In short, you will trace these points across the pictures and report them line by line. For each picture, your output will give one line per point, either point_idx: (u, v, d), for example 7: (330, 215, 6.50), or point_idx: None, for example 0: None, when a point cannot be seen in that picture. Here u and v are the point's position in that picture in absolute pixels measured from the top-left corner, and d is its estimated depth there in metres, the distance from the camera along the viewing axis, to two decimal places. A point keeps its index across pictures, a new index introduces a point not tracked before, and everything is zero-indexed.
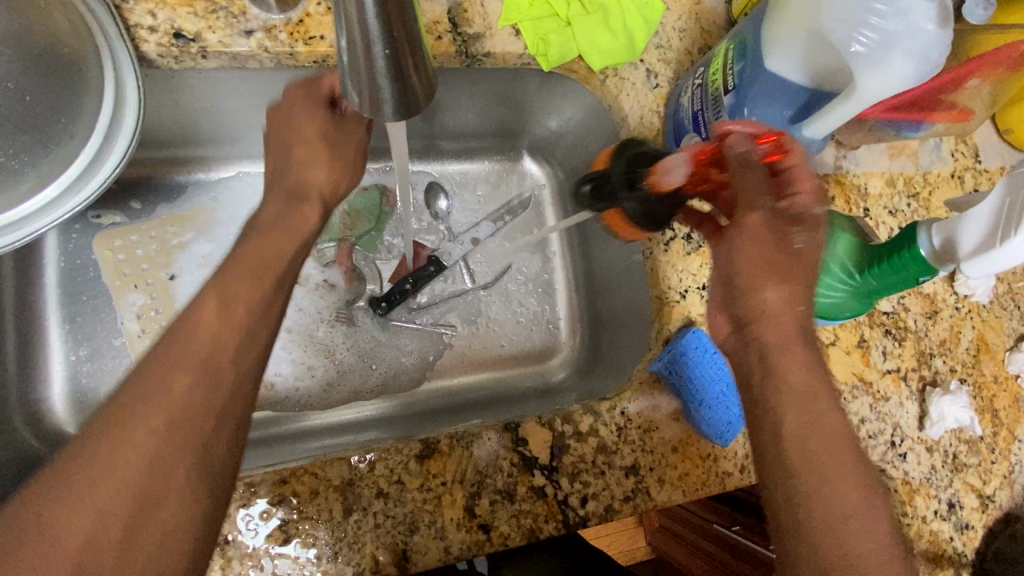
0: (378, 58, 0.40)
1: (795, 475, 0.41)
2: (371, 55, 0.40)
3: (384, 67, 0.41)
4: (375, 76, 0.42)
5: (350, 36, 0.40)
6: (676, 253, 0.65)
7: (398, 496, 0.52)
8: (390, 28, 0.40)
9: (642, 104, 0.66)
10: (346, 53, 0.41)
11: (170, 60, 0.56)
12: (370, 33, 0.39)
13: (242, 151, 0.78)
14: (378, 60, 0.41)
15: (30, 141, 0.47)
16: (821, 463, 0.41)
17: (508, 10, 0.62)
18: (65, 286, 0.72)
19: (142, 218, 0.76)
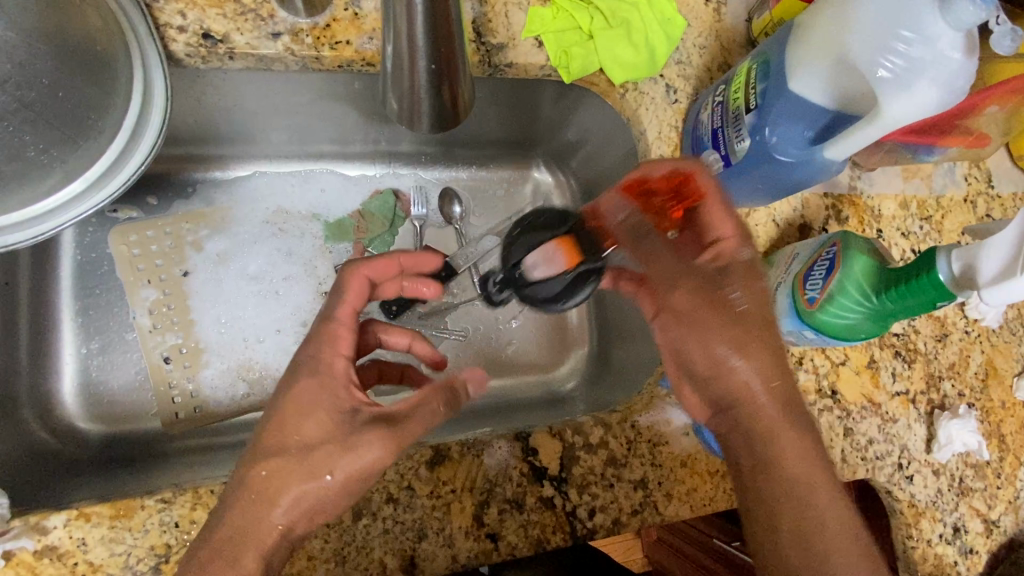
0: (422, 71, 0.48)
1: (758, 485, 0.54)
2: (415, 67, 0.48)
3: (426, 79, 0.49)
4: (418, 88, 0.50)
5: (397, 45, 0.47)
6: None
7: (406, 503, 0.52)
8: (432, 47, 0.47)
9: (661, 118, 0.66)
10: (394, 60, 0.48)
11: (197, 60, 0.56)
12: (417, 49, 0.46)
13: (260, 151, 0.79)
14: (421, 72, 0.48)
15: (61, 137, 0.46)
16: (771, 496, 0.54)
17: (532, 22, 0.63)
18: (79, 280, 0.73)
19: (158, 215, 0.76)
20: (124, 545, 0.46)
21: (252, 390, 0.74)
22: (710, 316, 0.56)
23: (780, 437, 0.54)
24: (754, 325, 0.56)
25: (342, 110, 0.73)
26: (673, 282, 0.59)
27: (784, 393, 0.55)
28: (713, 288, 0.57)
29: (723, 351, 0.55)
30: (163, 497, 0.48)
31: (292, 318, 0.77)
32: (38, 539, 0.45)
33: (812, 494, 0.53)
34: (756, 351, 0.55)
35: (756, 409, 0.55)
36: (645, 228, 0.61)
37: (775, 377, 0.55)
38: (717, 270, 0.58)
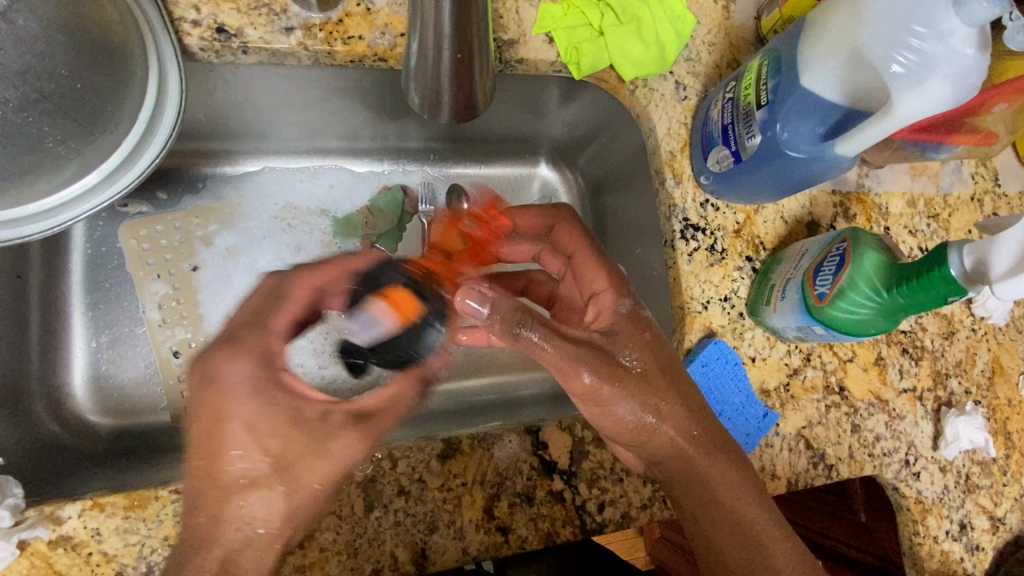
0: (447, 62, 0.48)
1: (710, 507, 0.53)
2: (440, 59, 0.48)
3: (450, 70, 0.49)
4: (440, 78, 0.50)
5: (423, 38, 0.47)
6: (700, 263, 0.65)
7: (418, 496, 0.52)
8: (453, 41, 0.47)
9: (670, 115, 0.66)
10: (418, 55, 0.49)
11: (211, 55, 0.56)
12: (443, 40, 0.47)
13: (269, 147, 0.79)
14: (446, 62, 0.49)
15: (78, 129, 0.46)
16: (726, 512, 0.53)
17: (543, 18, 0.63)
18: (89, 274, 0.73)
19: (168, 209, 0.76)
20: (138, 535, 0.47)
21: None
22: (619, 393, 0.51)
23: (713, 476, 0.53)
24: (657, 386, 0.52)
25: (352, 106, 0.74)
26: (576, 370, 0.50)
27: (709, 440, 0.53)
28: (607, 360, 0.51)
29: (637, 415, 0.51)
30: (176, 487, 0.48)
31: None
32: (53, 529, 0.46)
33: (743, 518, 0.53)
34: (668, 402, 0.53)
35: (688, 461, 0.53)
36: (521, 319, 0.49)
37: (693, 426, 0.53)
38: (603, 331, 0.54)
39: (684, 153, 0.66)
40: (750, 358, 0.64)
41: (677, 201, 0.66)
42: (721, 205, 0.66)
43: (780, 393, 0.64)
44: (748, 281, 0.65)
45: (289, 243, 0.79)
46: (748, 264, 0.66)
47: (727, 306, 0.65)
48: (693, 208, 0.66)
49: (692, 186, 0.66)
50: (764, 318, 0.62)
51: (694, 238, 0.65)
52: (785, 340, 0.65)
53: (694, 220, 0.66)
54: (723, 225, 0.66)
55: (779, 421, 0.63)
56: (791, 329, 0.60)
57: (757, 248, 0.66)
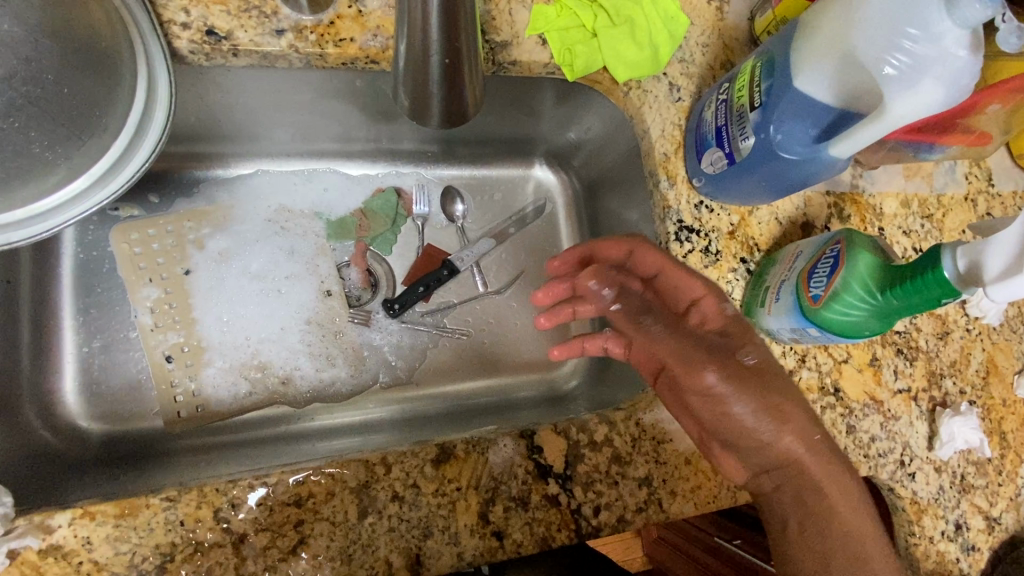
0: (434, 66, 0.48)
1: (802, 502, 0.53)
2: (428, 63, 0.48)
3: (432, 77, 0.49)
4: (434, 82, 0.50)
5: (411, 44, 0.47)
6: (695, 265, 0.65)
7: (412, 501, 0.52)
8: (448, 42, 0.47)
9: (664, 117, 0.66)
10: (406, 58, 0.49)
11: (201, 57, 0.56)
12: (430, 44, 0.47)
13: (262, 149, 0.78)
14: (434, 68, 0.48)
15: (64, 133, 0.45)
16: (821, 506, 0.53)
17: (536, 19, 0.63)
18: (80, 279, 0.72)
19: (160, 213, 0.76)
20: (130, 543, 0.46)
21: (255, 388, 0.75)
22: (733, 390, 0.54)
23: (830, 490, 0.53)
24: (758, 387, 0.55)
25: (343, 108, 0.73)
26: (697, 364, 0.55)
27: (827, 448, 0.54)
28: (728, 357, 0.56)
29: (746, 415, 0.53)
30: (167, 495, 0.47)
31: (296, 317, 0.78)
32: (43, 538, 0.45)
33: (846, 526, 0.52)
34: (793, 413, 0.54)
35: (802, 468, 0.53)
36: None
37: (814, 433, 0.54)
38: (716, 334, 0.58)
39: (678, 155, 0.66)
40: None
41: (671, 203, 0.66)
42: (716, 207, 0.66)
43: None
44: (743, 282, 0.65)
45: (282, 246, 0.79)
46: (742, 265, 0.66)
47: None
48: (688, 209, 0.66)
49: (687, 188, 0.66)
50: (758, 320, 0.62)
51: (689, 240, 0.65)
52: (779, 341, 0.65)
53: (688, 221, 0.66)
54: (718, 226, 0.66)
55: None
56: (786, 330, 0.60)
57: (751, 249, 0.66)
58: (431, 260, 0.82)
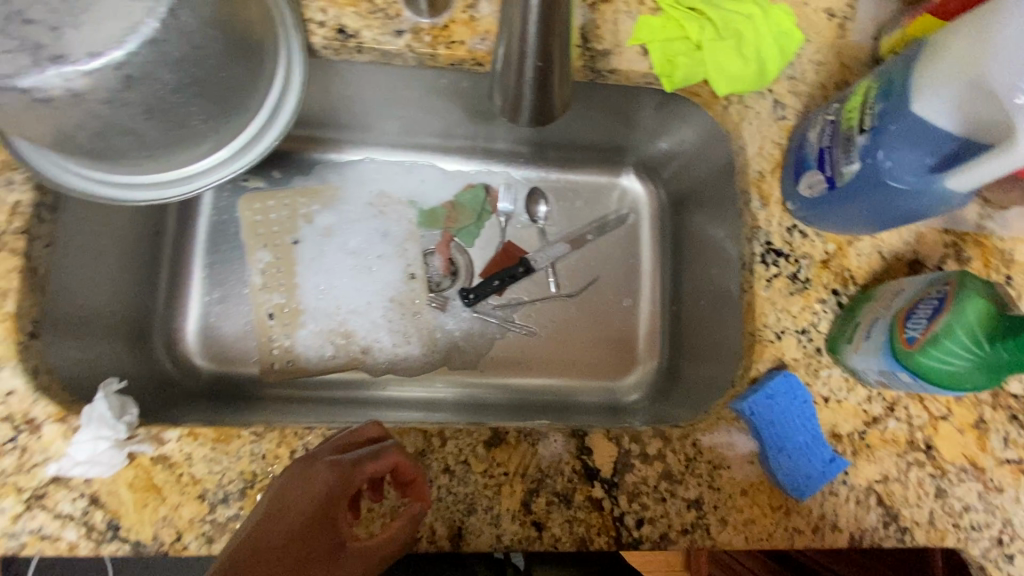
0: (529, 69, 0.51)
1: None
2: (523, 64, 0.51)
3: (530, 76, 0.52)
4: (525, 83, 0.53)
5: (508, 43, 0.50)
6: (778, 290, 0.62)
7: (460, 477, 0.55)
8: (544, 45, 0.49)
9: (763, 134, 0.64)
10: (508, 59, 0.52)
11: (331, 52, 0.63)
12: (528, 48, 0.50)
13: (372, 139, 0.86)
14: (529, 70, 0.51)
15: (215, 110, 0.51)
16: None
17: (640, 30, 0.64)
18: (211, 237, 0.83)
19: (280, 187, 0.86)
20: (220, 466, 0.53)
21: (338, 352, 0.82)
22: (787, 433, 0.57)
23: None
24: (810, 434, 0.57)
25: (447, 106, 0.79)
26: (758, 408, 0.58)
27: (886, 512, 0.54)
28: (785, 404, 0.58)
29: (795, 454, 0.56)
30: (255, 430, 0.54)
31: (381, 294, 0.84)
32: (156, 447, 0.53)
33: None
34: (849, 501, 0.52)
35: None
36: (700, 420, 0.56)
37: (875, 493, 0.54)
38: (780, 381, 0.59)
39: (775, 175, 0.64)
40: (824, 398, 0.60)
41: (761, 223, 0.63)
42: (810, 232, 0.63)
43: (853, 440, 0.59)
44: (831, 316, 0.61)
45: (377, 230, 0.86)
46: (833, 297, 0.62)
47: (804, 339, 0.61)
48: (778, 232, 0.63)
49: (780, 210, 0.63)
50: (843, 357, 0.58)
51: (775, 263, 0.62)
52: (866, 384, 0.60)
53: (777, 244, 0.63)
54: (810, 253, 0.63)
55: (848, 469, 0.58)
56: (873, 372, 0.55)
57: (845, 282, 0.62)
58: (509, 256, 0.85)
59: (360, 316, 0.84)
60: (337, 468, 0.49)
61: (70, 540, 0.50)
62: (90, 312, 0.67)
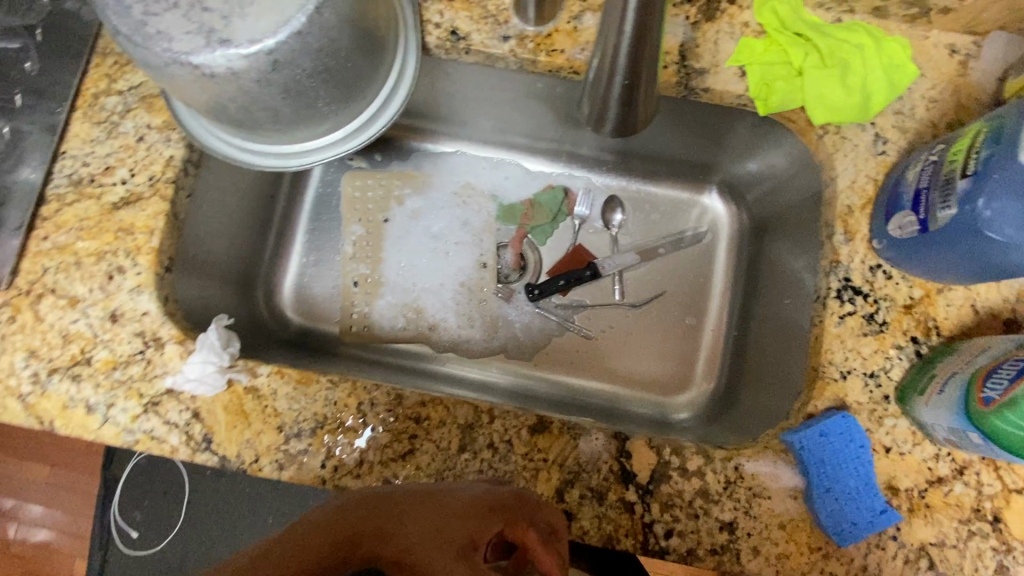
0: (617, 86, 0.56)
1: None
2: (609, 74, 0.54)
3: (619, 92, 0.56)
4: (612, 100, 0.58)
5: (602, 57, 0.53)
6: (851, 329, 0.60)
7: (502, 456, 0.59)
8: (632, 66, 0.53)
9: (858, 167, 0.62)
10: (596, 71, 0.56)
11: (442, 51, 0.69)
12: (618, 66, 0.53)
13: (467, 133, 0.92)
14: (618, 87, 0.56)
15: (339, 95, 0.58)
16: None
17: (741, 51, 0.64)
18: (314, 206, 0.92)
19: (379, 169, 0.94)
20: (299, 405, 0.60)
21: (408, 326, 0.89)
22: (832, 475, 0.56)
23: None
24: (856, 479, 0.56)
25: (541, 109, 0.83)
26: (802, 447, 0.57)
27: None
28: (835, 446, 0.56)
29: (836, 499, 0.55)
30: (331, 379, 0.61)
31: (454, 278, 0.90)
32: (249, 379, 0.61)
33: None
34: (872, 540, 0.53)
35: None
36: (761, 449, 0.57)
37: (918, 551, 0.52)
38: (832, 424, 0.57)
39: (865, 211, 0.62)
40: (884, 447, 0.57)
41: (842, 258, 0.61)
42: (896, 274, 0.60)
43: (911, 496, 0.56)
44: (905, 364, 0.59)
45: (460, 219, 0.92)
46: (911, 345, 0.59)
47: (872, 383, 0.59)
48: (859, 269, 0.61)
49: (865, 246, 0.61)
50: (912, 409, 0.56)
51: (852, 301, 0.60)
52: (934, 441, 0.57)
53: (857, 282, 0.61)
54: (892, 296, 0.60)
55: (900, 525, 0.56)
56: (942, 428, 0.53)
57: (928, 331, 0.59)
58: (578, 259, 0.89)
59: (434, 295, 0.90)
60: (491, 491, 0.48)
61: (173, 444, 0.59)
62: (218, 258, 0.78)
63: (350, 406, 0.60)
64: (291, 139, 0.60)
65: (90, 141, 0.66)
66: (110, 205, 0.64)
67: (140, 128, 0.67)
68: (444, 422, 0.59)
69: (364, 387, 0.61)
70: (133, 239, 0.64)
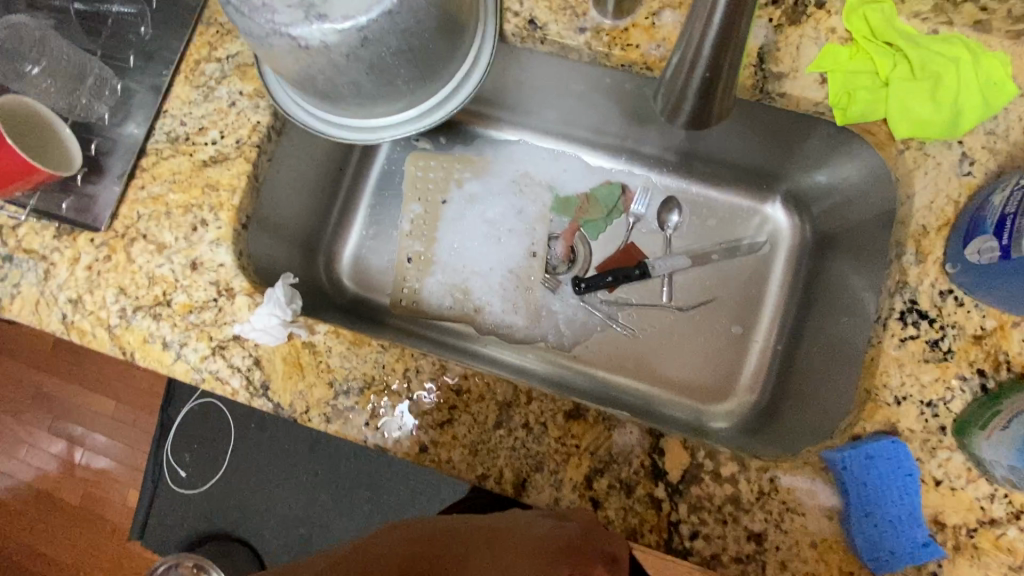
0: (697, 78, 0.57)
1: None
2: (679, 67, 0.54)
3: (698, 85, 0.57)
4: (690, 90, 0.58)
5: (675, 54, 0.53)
6: (911, 353, 0.57)
7: (536, 437, 0.60)
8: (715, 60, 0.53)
9: (939, 187, 0.59)
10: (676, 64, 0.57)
11: (518, 39, 0.70)
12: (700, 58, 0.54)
13: (532, 123, 0.93)
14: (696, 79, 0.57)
15: (418, 75, 0.60)
16: None
17: (824, 58, 0.62)
18: (378, 181, 0.96)
19: (443, 151, 0.97)
20: (350, 364, 0.64)
21: (455, 305, 0.92)
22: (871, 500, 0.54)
23: None
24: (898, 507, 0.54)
25: (609, 104, 0.83)
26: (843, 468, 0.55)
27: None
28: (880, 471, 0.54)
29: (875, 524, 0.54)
30: (382, 344, 0.64)
31: (503, 263, 0.92)
32: (306, 335, 0.65)
33: None
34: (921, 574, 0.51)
35: None
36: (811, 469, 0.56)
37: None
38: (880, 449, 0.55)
39: (941, 233, 0.59)
40: (934, 479, 0.55)
41: (911, 279, 0.59)
42: (968, 302, 0.57)
43: (958, 533, 0.54)
44: (968, 397, 0.56)
45: (516, 207, 0.94)
46: (977, 378, 0.56)
47: (928, 412, 0.56)
48: (928, 292, 0.58)
49: (937, 270, 0.58)
50: (970, 443, 0.53)
51: (916, 325, 0.58)
52: (991, 480, 0.54)
53: (924, 305, 0.58)
54: (961, 324, 0.57)
55: (942, 562, 0.54)
56: (1001, 466, 0.50)
57: (998, 365, 0.56)
58: (629, 257, 0.89)
59: (483, 278, 0.92)
60: None
61: (234, 387, 0.64)
62: (288, 222, 0.83)
63: (397, 371, 0.63)
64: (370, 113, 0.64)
65: (187, 103, 0.71)
66: (200, 163, 0.70)
67: (232, 93, 0.72)
68: (484, 398, 0.61)
69: (412, 355, 0.63)
70: (218, 195, 0.69)
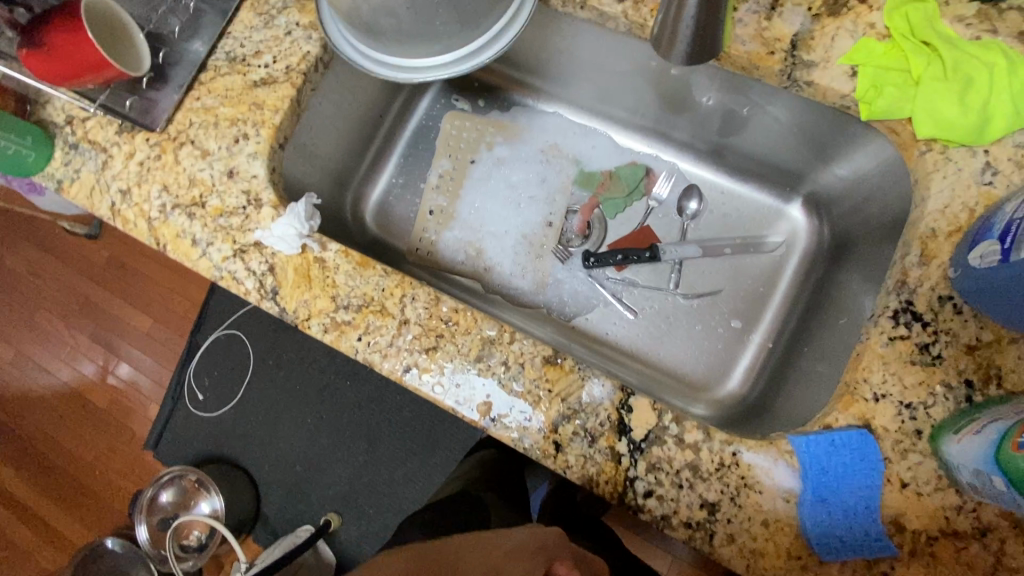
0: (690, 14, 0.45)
1: None
2: None
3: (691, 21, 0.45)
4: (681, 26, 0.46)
5: None
6: (898, 353, 0.57)
7: (513, 376, 0.62)
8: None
9: (956, 193, 0.58)
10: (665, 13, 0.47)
11: (559, 2, 0.73)
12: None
13: (569, 96, 0.96)
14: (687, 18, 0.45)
15: (455, 20, 0.60)
16: None
17: (857, 51, 0.62)
18: (415, 134, 1.01)
19: (479, 114, 1.00)
20: (353, 283, 0.68)
21: (468, 260, 0.95)
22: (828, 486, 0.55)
23: None
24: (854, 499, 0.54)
25: (643, 83, 0.85)
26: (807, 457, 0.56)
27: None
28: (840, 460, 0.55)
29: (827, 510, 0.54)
30: (385, 269, 0.68)
31: (520, 228, 0.95)
32: (319, 250, 0.69)
33: None
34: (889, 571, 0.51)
35: None
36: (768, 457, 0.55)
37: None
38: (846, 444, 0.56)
39: (950, 238, 0.58)
40: (900, 480, 0.54)
41: (910, 280, 0.58)
42: (967, 311, 0.56)
43: (917, 538, 0.53)
44: (951, 405, 0.55)
45: (539, 175, 0.96)
46: (963, 388, 0.55)
47: (905, 413, 0.55)
48: (926, 296, 0.57)
49: (940, 274, 0.58)
50: (942, 447, 0.52)
51: (907, 326, 0.57)
52: (960, 490, 0.53)
53: (919, 308, 0.57)
54: (956, 332, 0.56)
55: (893, 562, 0.53)
56: (968, 470, 0.49)
57: (988, 378, 0.55)
58: (641, 239, 0.91)
59: (498, 239, 0.95)
60: None
61: (247, 287, 0.70)
62: (324, 155, 0.88)
63: (395, 296, 0.67)
64: (404, 53, 0.63)
65: (250, 27, 0.78)
66: (251, 82, 0.76)
67: (290, 24, 0.77)
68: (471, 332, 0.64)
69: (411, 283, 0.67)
70: (262, 113, 0.75)
